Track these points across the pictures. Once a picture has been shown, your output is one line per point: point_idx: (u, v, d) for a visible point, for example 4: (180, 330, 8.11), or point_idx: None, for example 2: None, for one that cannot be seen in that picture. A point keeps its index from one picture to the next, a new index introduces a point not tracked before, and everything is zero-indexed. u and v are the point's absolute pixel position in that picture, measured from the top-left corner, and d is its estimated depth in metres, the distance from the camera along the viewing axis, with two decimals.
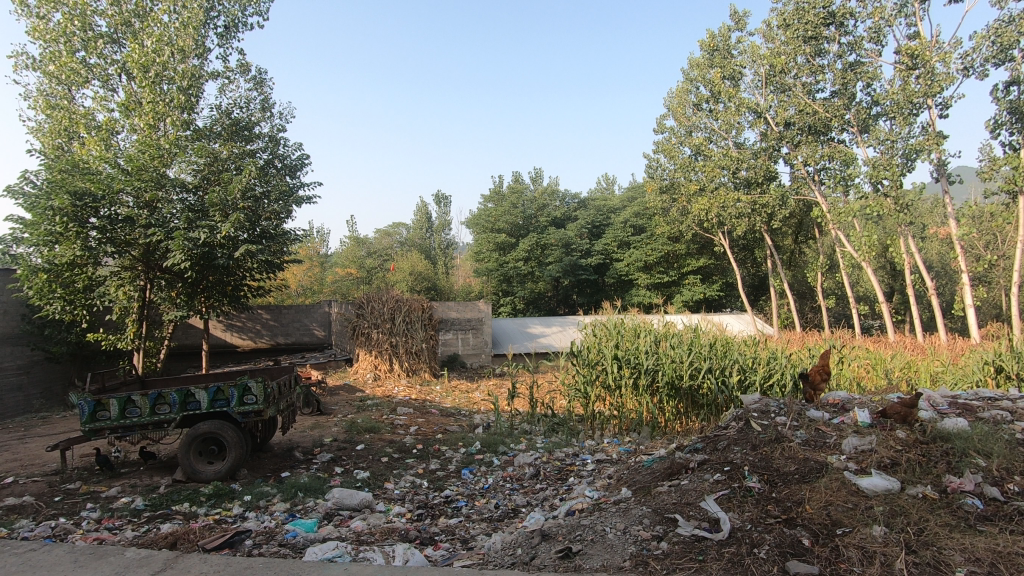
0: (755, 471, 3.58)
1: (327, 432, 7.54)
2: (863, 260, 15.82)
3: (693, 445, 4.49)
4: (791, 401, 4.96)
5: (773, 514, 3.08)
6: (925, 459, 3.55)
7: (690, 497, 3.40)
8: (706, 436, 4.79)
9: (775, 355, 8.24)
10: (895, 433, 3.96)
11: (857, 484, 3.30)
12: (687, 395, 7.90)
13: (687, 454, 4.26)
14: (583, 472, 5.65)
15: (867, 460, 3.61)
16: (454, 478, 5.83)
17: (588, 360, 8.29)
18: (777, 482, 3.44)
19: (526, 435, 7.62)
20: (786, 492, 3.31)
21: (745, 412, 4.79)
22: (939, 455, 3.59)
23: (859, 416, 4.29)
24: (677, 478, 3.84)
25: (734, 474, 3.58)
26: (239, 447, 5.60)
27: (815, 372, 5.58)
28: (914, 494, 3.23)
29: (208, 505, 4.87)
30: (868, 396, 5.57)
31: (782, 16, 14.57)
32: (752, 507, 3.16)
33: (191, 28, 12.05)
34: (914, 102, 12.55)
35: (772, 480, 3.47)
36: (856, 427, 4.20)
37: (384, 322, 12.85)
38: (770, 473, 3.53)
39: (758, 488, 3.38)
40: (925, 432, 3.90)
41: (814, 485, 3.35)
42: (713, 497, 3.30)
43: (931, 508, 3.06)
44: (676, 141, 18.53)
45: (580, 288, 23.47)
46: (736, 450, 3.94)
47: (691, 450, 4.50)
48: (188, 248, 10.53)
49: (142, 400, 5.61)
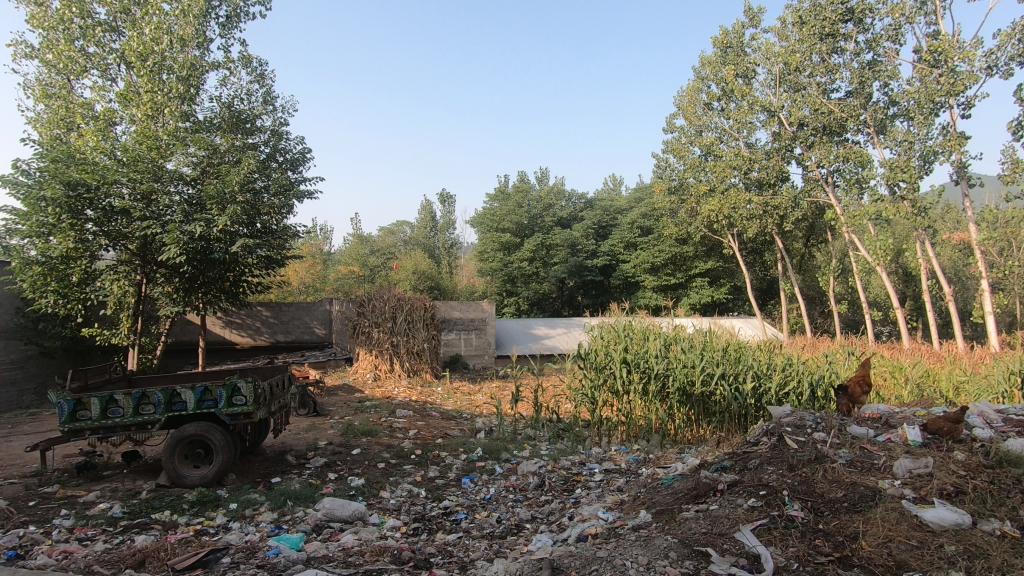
0: (796, 497, 3.28)
1: (322, 434, 7.23)
2: (878, 264, 15.40)
3: (717, 462, 4.14)
4: (829, 415, 4.62)
5: (824, 551, 2.81)
6: (996, 488, 3.23)
7: (722, 527, 3.09)
8: (732, 451, 4.42)
9: (791, 362, 7.90)
10: (954, 455, 3.64)
11: (920, 518, 2.99)
12: (698, 402, 7.59)
13: (712, 473, 3.91)
14: (590, 484, 5.33)
15: (927, 487, 3.30)
16: (454, 488, 5.50)
17: (595, 363, 7.94)
18: (824, 511, 3.14)
19: (530, 442, 7.28)
20: (836, 524, 3.02)
21: (777, 427, 4.43)
22: (1011, 482, 3.28)
23: (909, 434, 3.97)
24: (704, 501, 3.51)
25: (771, 501, 3.27)
26: (226, 451, 5.29)
27: (855, 382, 5.19)
28: (989, 530, 2.90)
29: (190, 514, 4.57)
30: (906, 410, 5.24)
31: (797, 14, 14.22)
32: (797, 541, 2.89)
33: (191, 16, 11.70)
34: (935, 101, 12.10)
35: (817, 508, 3.17)
36: (907, 446, 3.87)
37: (385, 321, 12.53)
38: (814, 501, 3.23)
39: (801, 518, 3.08)
40: (989, 455, 3.61)
41: (868, 516, 3.05)
42: (750, 528, 3.01)
43: (1011, 548, 2.73)
44: (686, 141, 18.12)
45: (585, 289, 23.10)
46: (770, 471, 3.62)
47: (716, 467, 4.15)
48: (183, 242, 10.23)
49: (125, 400, 5.29)
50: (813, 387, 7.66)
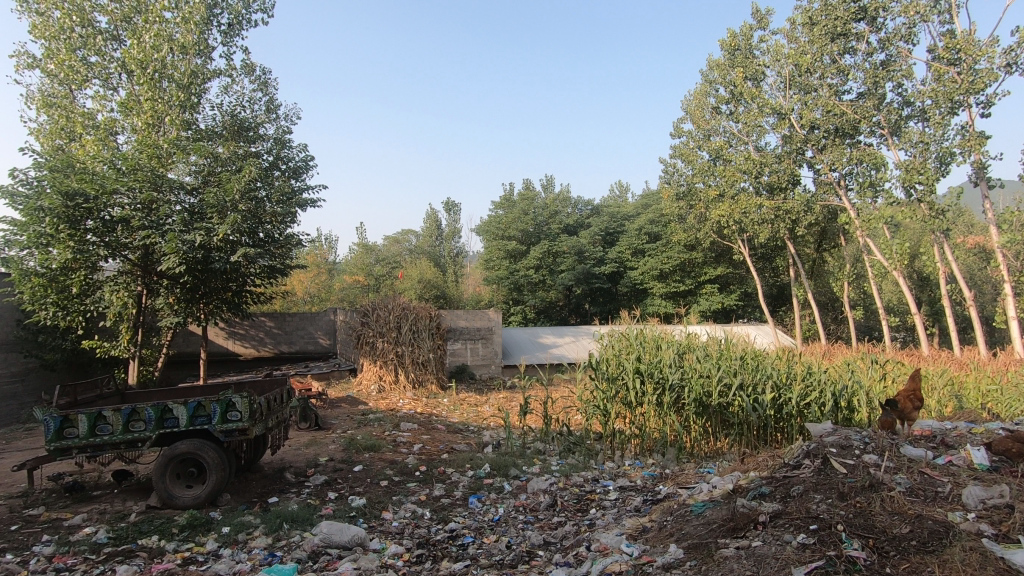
0: (854, 534, 3.00)
1: (323, 450, 6.94)
2: (895, 269, 15.02)
3: (753, 488, 3.83)
4: (875, 435, 4.39)
5: None
6: None
7: (770, 569, 2.79)
8: (767, 474, 4.11)
9: (812, 371, 7.60)
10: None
11: (1006, 560, 2.65)
12: (716, 414, 7.29)
13: (749, 501, 3.61)
14: (606, 505, 5.01)
15: (1006, 522, 3.03)
16: (460, 508, 5.19)
17: (607, 374, 7.60)
18: (889, 552, 2.84)
19: (540, 457, 6.96)
20: (905, 567, 2.72)
21: (821, 448, 4.14)
22: None
23: (975, 457, 3.90)
24: (744, 536, 3.21)
25: (825, 538, 2.99)
26: (220, 470, 5.02)
27: (904, 399, 5.06)
28: None
29: (178, 539, 4.31)
30: (956, 427, 5.16)
31: (807, 14, 13.98)
32: None
33: (192, 24, 11.44)
34: (954, 100, 11.69)
35: (880, 547, 2.88)
36: (975, 470, 3.79)
37: (390, 331, 12.29)
38: (876, 538, 2.94)
39: (864, 559, 2.79)
40: None
41: (944, 558, 2.74)
42: (803, 571, 2.71)
43: None
44: (694, 146, 17.84)
45: (592, 297, 22.79)
46: (820, 503, 3.34)
47: (749, 493, 3.84)
48: (182, 251, 9.99)
49: (114, 417, 5.02)
50: (836, 398, 7.36)
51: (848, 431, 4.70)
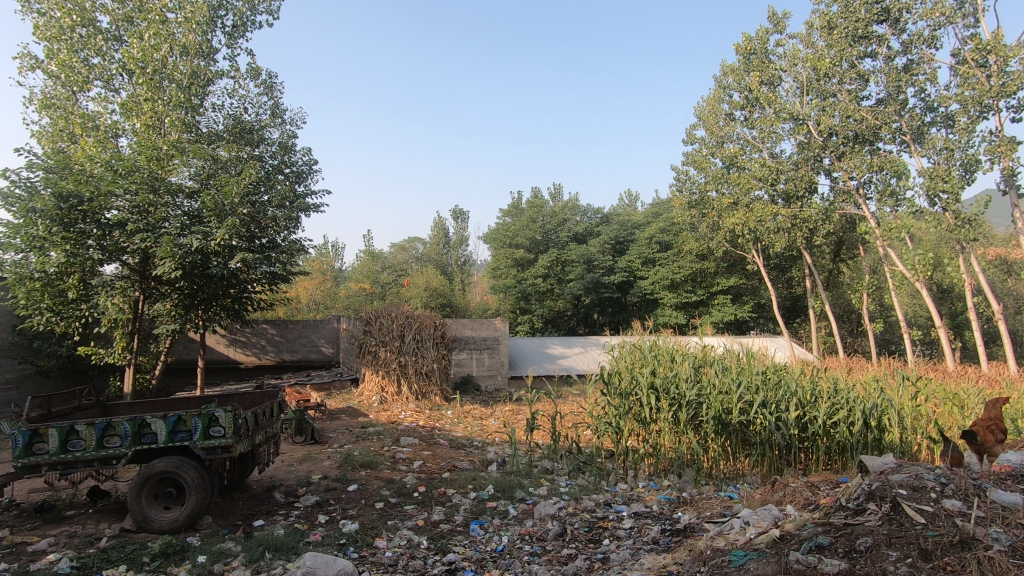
0: None
1: (316, 467, 6.54)
2: (918, 280, 14.46)
3: (804, 535, 3.35)
4: (954, 475, 3.91)
5: None
6: None
7: None
8: (814, 515, 3.63)
9: (838, 388, 7.21)
10: None
11: None
12: (735, 432, 6.87)
13: (803, 553, 3.14)
14: (620, 536, 4.57)
15: None
16: (460, 535, 4.76)
17: (619, 389, 7.12)
18: None
19: (547, 477, 6.50)
20: None
21: (886, 488, 3.66)
22: None
23: None
24: None
25: None
26: (201, 491, 4.63)
27: (983, 430, 4.66)
28: None
29: (147, 571, 3.94)
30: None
31: (825, 18, 13.62)
32: None
33: (194, 23, 11.23)
34: (982, 104, 11.18)
35: None
36: None
37: (393, 340, 11.89)
38: None
39: None
40: None
41: None
42: None
43: None
44: (707, 152, 17.44)
45: (601, 307, 22.33)
46: (899, 564, 2.89)
47: (795, 538, 3.37)
48: (178, 256, 9.56)
49: (87, 431, 4.65)
50: (865, 417, 6.92)
51: (919, 469, 4.22)
